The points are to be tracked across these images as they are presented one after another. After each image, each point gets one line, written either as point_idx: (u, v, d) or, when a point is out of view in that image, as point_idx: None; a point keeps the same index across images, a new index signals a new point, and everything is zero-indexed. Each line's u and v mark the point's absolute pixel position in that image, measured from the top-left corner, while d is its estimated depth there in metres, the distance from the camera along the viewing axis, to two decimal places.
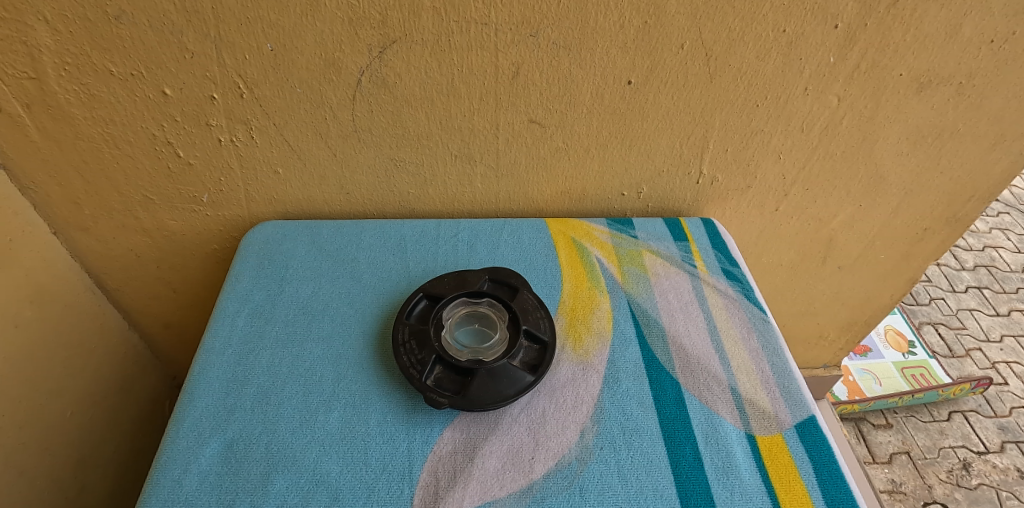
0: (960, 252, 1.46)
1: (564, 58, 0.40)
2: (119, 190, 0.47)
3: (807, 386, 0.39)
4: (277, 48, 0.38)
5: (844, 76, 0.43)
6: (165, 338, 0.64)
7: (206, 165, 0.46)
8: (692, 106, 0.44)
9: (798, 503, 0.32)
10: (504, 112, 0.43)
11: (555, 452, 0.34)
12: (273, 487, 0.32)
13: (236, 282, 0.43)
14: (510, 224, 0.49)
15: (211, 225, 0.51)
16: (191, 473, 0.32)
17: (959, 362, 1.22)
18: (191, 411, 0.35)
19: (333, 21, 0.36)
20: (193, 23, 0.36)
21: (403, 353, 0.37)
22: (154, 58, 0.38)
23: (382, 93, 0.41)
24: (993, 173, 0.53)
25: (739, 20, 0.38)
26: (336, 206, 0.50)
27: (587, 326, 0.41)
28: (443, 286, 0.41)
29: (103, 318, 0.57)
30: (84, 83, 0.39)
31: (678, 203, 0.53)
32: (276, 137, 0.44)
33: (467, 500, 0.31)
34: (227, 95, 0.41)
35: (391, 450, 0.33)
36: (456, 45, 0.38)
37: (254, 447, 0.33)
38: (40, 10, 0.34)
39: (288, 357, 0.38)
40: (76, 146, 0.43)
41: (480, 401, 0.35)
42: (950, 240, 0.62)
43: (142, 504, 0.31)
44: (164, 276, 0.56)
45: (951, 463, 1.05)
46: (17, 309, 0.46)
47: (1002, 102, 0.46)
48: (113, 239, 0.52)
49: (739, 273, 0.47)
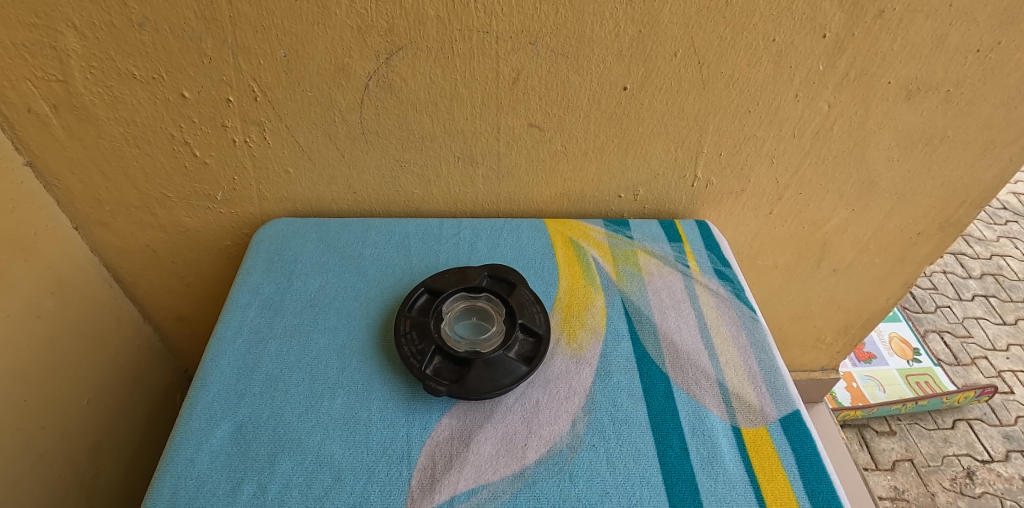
0: (966, 260, 1.46)
1: (561, 64, 0.42)
2: (138, 187, 0.50)
3: (793, 382, 0.40)
4: (289, 54, 0.40)
5: (833, 83, 0.44)
6: (178, 332, 0.67)
7: (220, 164, 0.48)
8: (686, 111, 0.46)
9: (780, 492, 0.33)
10: (505, 116, 0.45)
11: (547, 439, 0.35)
12: (279, 467, 0.33)
13: (247, 275, 0.46)
14: (510, 224, 0.51)
15: (223, 222, 0.53)
16: (202, 453, 0.34)
17: (964, 370, 1.22)
18: (204, 395, 0.37)
19: (343, 29, 0.39)
20: (212, 30, 0.38)
21: (405, 343, 0.39)
22: (175, 63, 0.40)
23: (389, 97, 0.43)
24: (985, 179, 0.54)
25: (730, 30, 0.40)
26: (344, 204, 0.53)
27: (581, 321, 0.43)
28: (443, 281, 0.43)
29: (119, 310, 0.60)
30: (109, 85, 0.41)
31: (674, 205, 0.54)
32: (287, 138, 0.46)
33: (461, 482, 0.33)
34: (242, 98, 0.43)
35: (392, 435, 0.35)
36: (459, 52, 0.40)
37: (262, 430, 0.35)
38: (69, 17, 0.37)
39: (295, 346, 0.40)
40: (99, 145, 0.46)
41: (476, 390, 0.36)
42: (944, 245, 0.63)
43: (157, 480, 0.33)
44: (178, 271, 0.59)
45: (954, 471, 1.05)
46: (40, 300, 0.49)
47: (990, 109, 0.47)
48: (131, 234, 0.54)
49: (732, 273, 0.48)
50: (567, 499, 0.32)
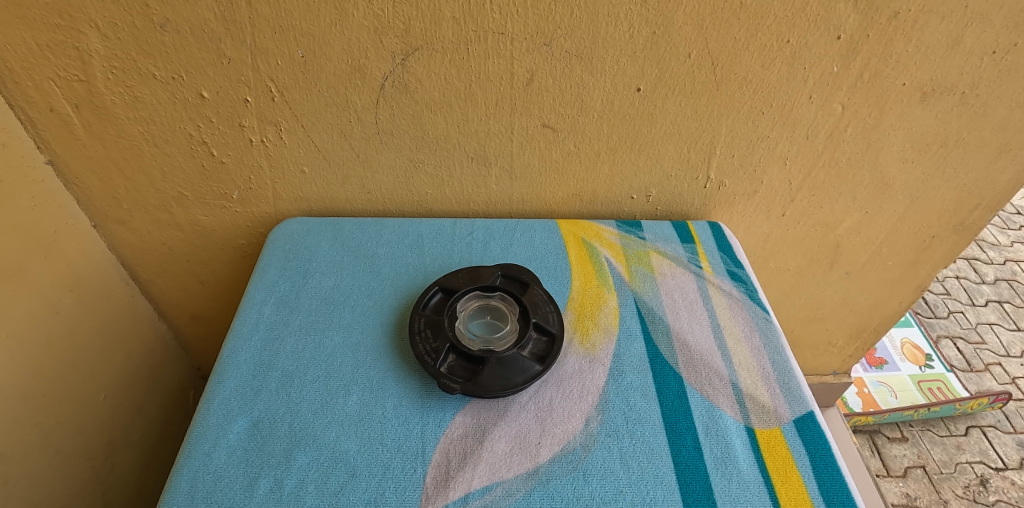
0: (979, 266, 1.44)
1: (575, 66, 0.42)
2: (156, 186, 0.50)
3: (807, 383, 0.40)
4: (307, 55, 0.41)
5: (847, 84, 0.44)
6: (192, 330, 0.68)
7: (237, 163, 0.48)
8: (699, 113, 0.46)
9: (794, 494, 0.33)
10: (519, 117, 0.45)
11: (560, 438, 0.35)
12: (295, 462, 0.34)
13: (263, 273, 0.46)
14: (523, 224, 0.51)
15: (239, 221, 0.54)
16: (220, 447, 0.34)
17: (978, 376, 1.20)
18: (221, 391, 0.38)
19: (360, 30, 0.39)
20: (231, 31, 0.39)
21: (419, 341, 0.39)
22: (194, 63, 0.41)
23: (404, 97, 0.44)
24: (1000, 182, 0.54)
25: (744, 31, 0.40)
26: (357, 204, 0.53)
27: (594, 321, 0.43)
28: (457, 280, 0.43)
29: (134, 308, 0.60)
30: (129, 85, 0.42)
31: (686, 206, 0.55)
32: (303, 138, 0.47)
33: (476, 480, 0.33)
34: (260, 99, 0.43)
35: (406, 432, 0.35)
36: (474, 53, 0.41)
37: (278, 426, 0.36)
38: (92, 18, 0.38)
39: (311, 343, 0.41)
40: (119, 144, 0.46)
41: (490, 388, 0.37)
42: (958, 248, 0.63)
43: (175, 474, 0.33)
44: (193, 269, 0.59)
45: (968, 478, 1.03)
46: (59, 296, 0.49)
47: (1006, 111, 0.47)
48: (148, 233, 0.55)
49: (744, 275, 0.48)
50: (581, 497, 0.32)
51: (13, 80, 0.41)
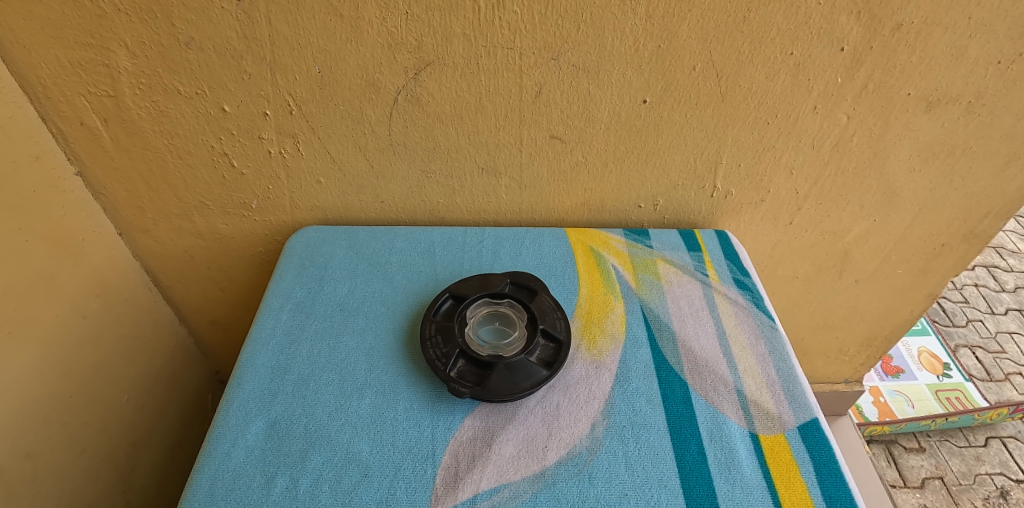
0: (998, 273, 1.42)
1: (583, 79, 0.43)
2: (179, 196, 0.52)
3: (812, 391, 0.40)
4: (323, 70, 0.42)
5: (852, 95, 0.45)
6: (211, 334, 0.70)
7: (256, 174, 0.50)
8: (705, 123, 0.47)
9: (797, 499, 0.34)
10: (528, 128, 0.47)
11: (566, 442, 0.36)
12: (310, 463, 0.35)
13: (280, 280, 0.48)
14: (532, 233, 0.52)
15: (258, 229, 0.56)
16: (238, 448, 0.36)
17: (998, 386, 1.17)
18: (240, 393, 0.39)
19: (374, 47, 0.41)
20: (252, 49, 0.41)
21: (430, 346, 0.40)
22: (216, 79, 0.43)
23: (416, 110, 0.45)
24: (1010, 190, 0.54)
25: (748, 44, 0.41)
26: (372, 213, 0.55)
27: (601, 328, 0.44)
28: (467, 287, 0.45)
29: (156, 313, 0.63)
30: (155, 100, 0.44)
31: (693, 215, 0.55)
32: (320, 149, 0.48)
33: (483, 481, 0.34)
34: (278, 112, 0.45)
35: (417, 434, 0.37)
36: (484, 67, 0.42)
37: (294, 427, 0.37)
38: (122, 37, 0.40)
39: (325, 348, 0.42)
40: (144, 156, 0.48)
41: (498, 392, 0.38)
42: (969, 256, 0.62)
43: (196, 472, 0.35)
44: (213, 276, 0.61)
45: (988, 490, 1.01)
46: (86, 302, 0.51)
47: (1014, 120, 0.47)
48: (170, 241, 0.57)
49: (750, 283, 0.49)
50: (586, 499, 0.33)
51: (46, 95, 0.43)
